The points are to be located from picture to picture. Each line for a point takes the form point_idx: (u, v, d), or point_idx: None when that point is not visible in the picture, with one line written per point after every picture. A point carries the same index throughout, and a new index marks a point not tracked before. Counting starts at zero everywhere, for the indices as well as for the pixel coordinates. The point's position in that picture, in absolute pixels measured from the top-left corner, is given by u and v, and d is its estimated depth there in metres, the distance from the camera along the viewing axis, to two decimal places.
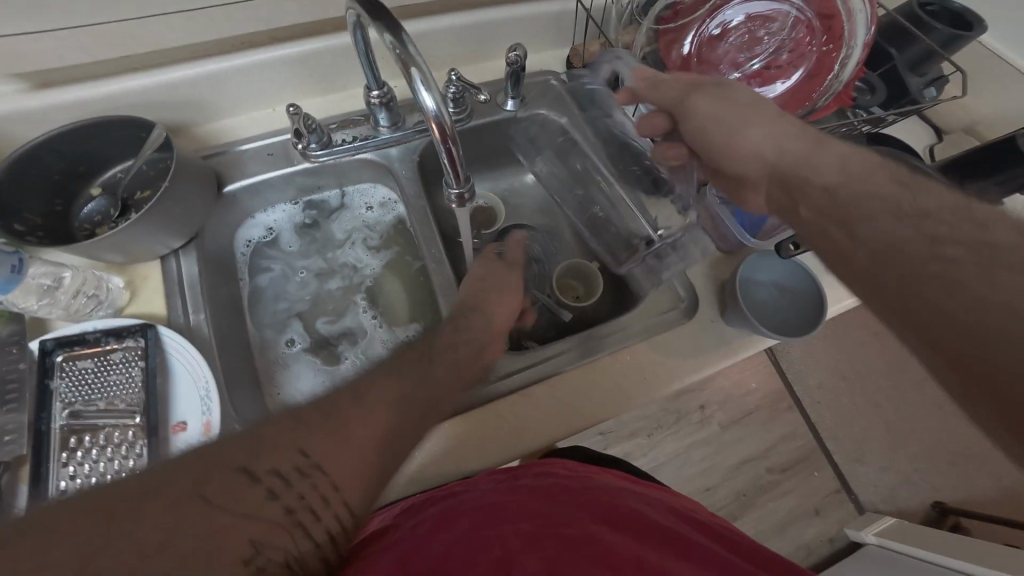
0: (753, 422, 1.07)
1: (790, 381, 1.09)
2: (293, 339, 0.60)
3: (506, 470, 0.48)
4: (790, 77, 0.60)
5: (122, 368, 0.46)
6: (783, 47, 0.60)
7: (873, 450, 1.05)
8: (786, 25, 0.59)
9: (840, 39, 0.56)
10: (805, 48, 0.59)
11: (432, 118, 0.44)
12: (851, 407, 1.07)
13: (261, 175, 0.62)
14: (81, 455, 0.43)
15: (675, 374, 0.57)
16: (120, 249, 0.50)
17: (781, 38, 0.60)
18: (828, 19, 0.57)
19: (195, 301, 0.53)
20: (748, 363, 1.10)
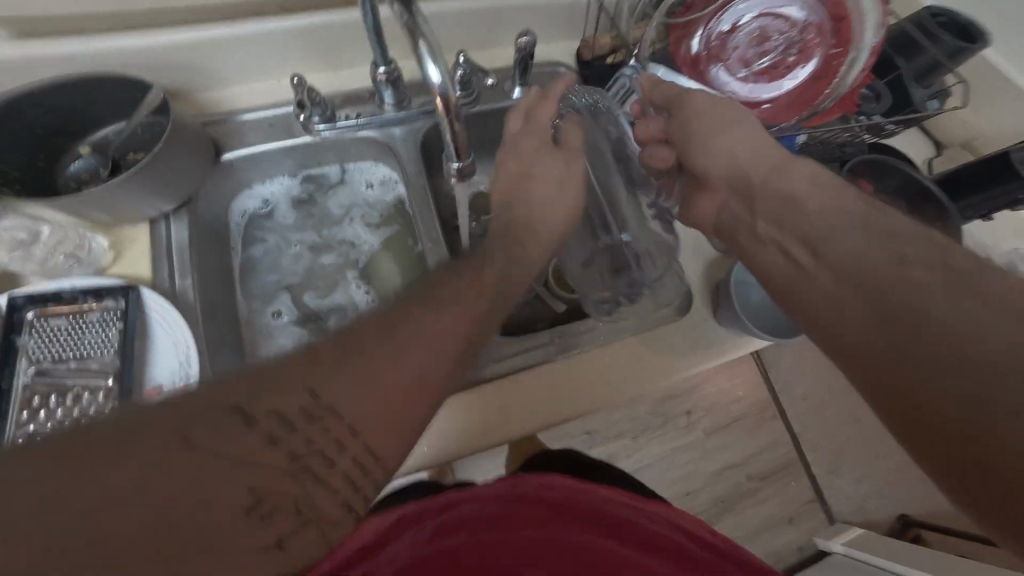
0: (739, 429, 1.08)
1: (777, 391, 1.09)
2: (282, 311, 0.60)
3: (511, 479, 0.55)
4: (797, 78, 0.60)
5: (98, 327, 0.46)
6: (793, 47, 0.59)
7: (851, 462, 1.06)
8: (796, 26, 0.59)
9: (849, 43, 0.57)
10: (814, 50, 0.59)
11: (438, 93, 0.44)
12: (834, 419, 1.08)
13: (262, 146, 0.61)
14: (43, 414, 0.43)
15: (660, 372, 0.58)
16: (107, 209, 0.50)
17: (791, 39, 0.59)
18: (838, 22, 0.57)
19: (182, 266, 0.52)
20: (738, 371, 1.10)
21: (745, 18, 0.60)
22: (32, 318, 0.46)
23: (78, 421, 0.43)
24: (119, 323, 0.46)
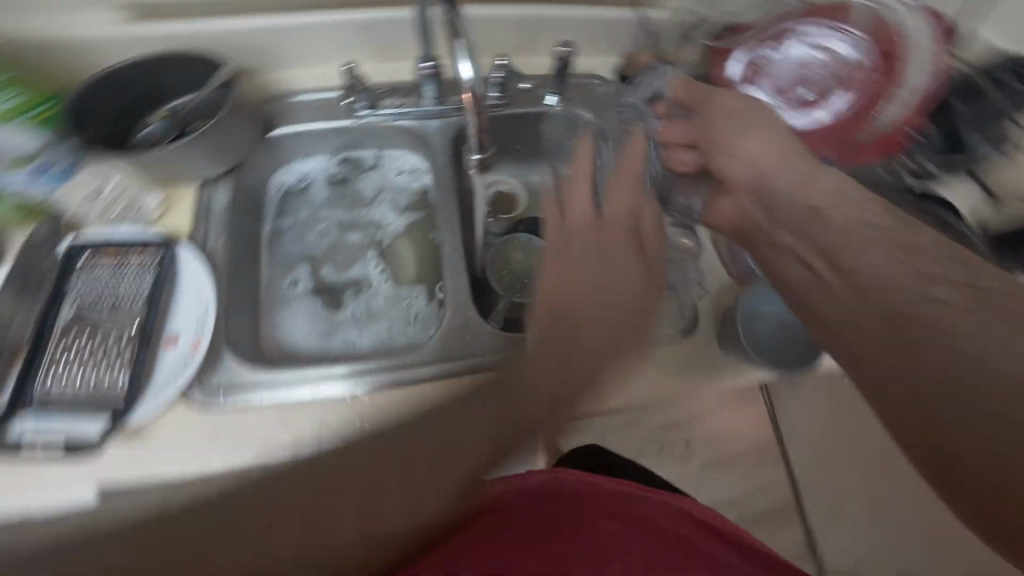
0: (736, 468, 1.05)
1: (782, 435, 1.05)
2: (298, 281, 0.63)
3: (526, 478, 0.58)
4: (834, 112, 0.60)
5: (133, 276, 0.51)
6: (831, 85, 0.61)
7: (852, 519, 1.01)
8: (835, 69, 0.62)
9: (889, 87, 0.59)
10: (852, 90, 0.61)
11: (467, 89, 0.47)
12: (839, 471, 1.03)
13: (308, 125, 0.66)
14: (70, 351, 0.47)
15: (654, 391, 0.58)
16: (163, 166, 0.55)
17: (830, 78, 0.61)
18: (880, 69, 0.60)
19: (218, 227, 0.57)
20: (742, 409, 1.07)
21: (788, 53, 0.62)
22: (83, 263, 0.52)
23: (100, 362, 0.47)
24: (153, 275, 0.52)
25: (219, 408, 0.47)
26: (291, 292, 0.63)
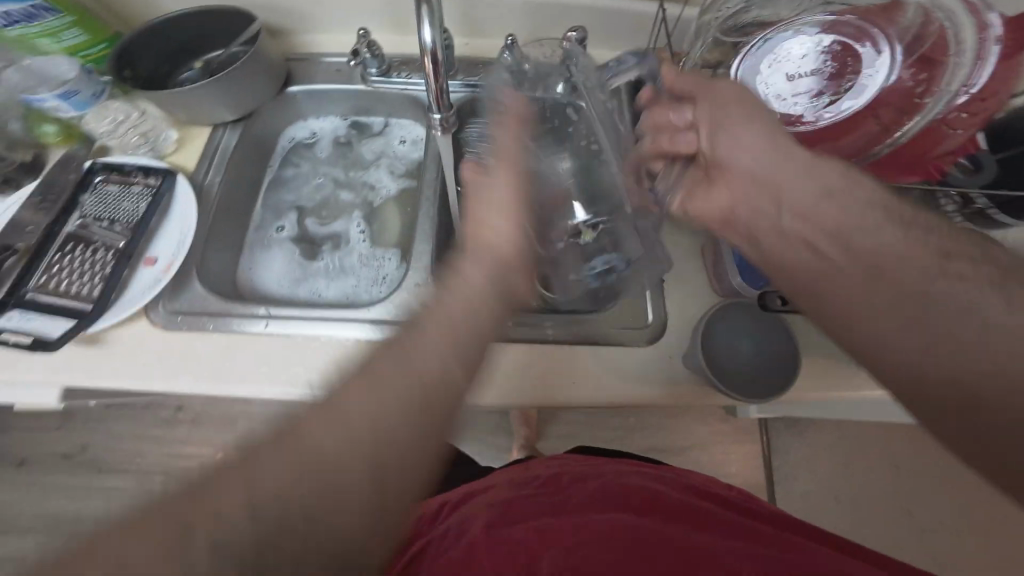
0: None
1: (773, 468, 1.09)
2: (284, 227, 0.68)
3: (519, 465, 0.59)
4: (858, 121, 0.51)
5: (133, 199, 0.56)
6: (855, 83, 0.51)
7: None
8: (867, 63, 0.51)
9: (926, 91, 0.48)
10: (888, 95, 0.50)
11: (427, 51, 0.47)
12: (832, 523, 0.99)
13: (322, 86, 0.69)
14: (64, 257, 0.53)
15: (603, 392, 0.56)
16: (181, 106, 0.60)
17: (855, 74, 0.51)
18: (926, 68, 0.49)
19: (218, 167, 0.62)
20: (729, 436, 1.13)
21: (808, 37, 0.52)
22: (97, 183, 0.58)
23: (84, 270, 0.52)
24: (151, 200, 0.56)
25: (177, 327, 0.52)
26: (275, 236, 0.68)
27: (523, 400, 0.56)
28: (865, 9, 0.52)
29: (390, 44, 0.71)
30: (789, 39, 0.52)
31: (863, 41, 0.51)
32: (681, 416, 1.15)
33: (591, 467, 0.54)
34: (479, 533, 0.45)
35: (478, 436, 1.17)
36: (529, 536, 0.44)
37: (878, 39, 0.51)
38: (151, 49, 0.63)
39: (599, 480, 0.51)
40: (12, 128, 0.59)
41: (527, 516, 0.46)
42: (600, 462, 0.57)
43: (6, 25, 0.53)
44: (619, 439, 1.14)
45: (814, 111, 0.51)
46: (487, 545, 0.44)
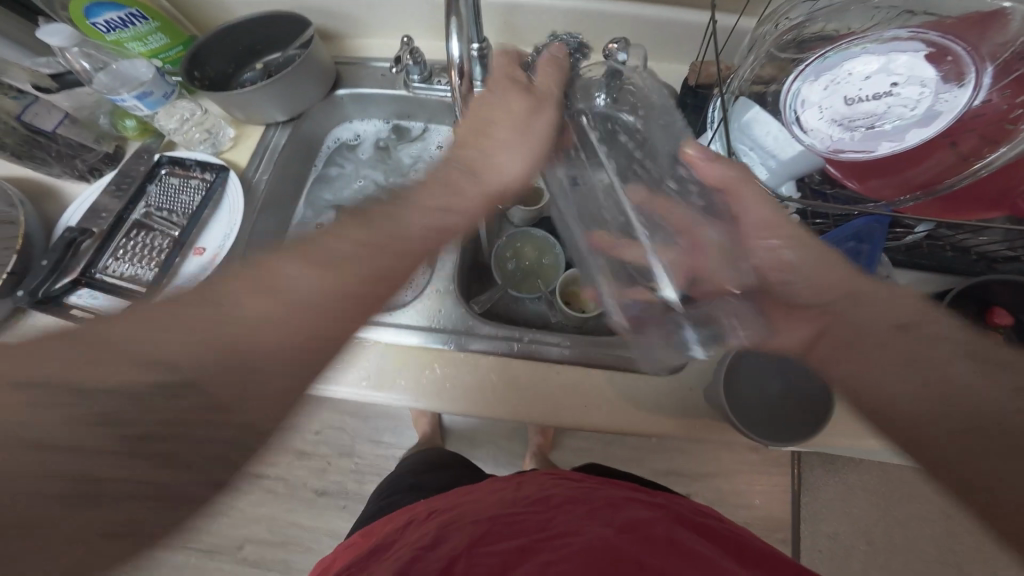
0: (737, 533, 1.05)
1: (797, 503, 1.05)
2: (321, 225, 0.71)
3: (511, 479, 0.60)
4: (928, 153, 0.45)
5: (190, 192, 0.60)
6: (934, 111, 0.42)
7: None
8: (951, 84, 0.42)
9: (1013, 119, 0.43)
10: (969, 120, 0.43)
11: (455, 65, 0.53)
12: None
13: (369, 90, 0.71)
14: (128, 242, 0.57)
15: (620, 420, 0.54)
16: (241, 106, 0.63)
17: (937, 98, 0.42)
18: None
19: (267, 164, 0.65)
20: (754, 468, 1.08)
21: (877, 52, 0.43)
22: (162, 175, 0.61)
23: (147, 256, 0.57)
24: (205, 194, 0.61)
25: None
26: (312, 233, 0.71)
27: (537, 420, 0.55)
28: (954, 22, 0.43)
29: (432, 50, 0.73)
30: (852, 55, 0.44)
31: (944, 56, 0.42)
32: (704, 442, 1.11)
33: (580, 491, 0.55)
34: (460, 549, 0.45)
35: (493, 438, 1.18)
36: (510, 552, 0.44)
37: (965, 54, 0.42)
38: (218, 53, 0.65)
39: (590, 505, 0.51)
40: (100, 122, 0.62)
41: (511, 533, 0.47)
42: (591, 488, 0.56)
43: (105, 31, 0.57)
44: (636, 459, 1.12)
45: (876, 142, 0.44)
46: (468, 561, 0.44)
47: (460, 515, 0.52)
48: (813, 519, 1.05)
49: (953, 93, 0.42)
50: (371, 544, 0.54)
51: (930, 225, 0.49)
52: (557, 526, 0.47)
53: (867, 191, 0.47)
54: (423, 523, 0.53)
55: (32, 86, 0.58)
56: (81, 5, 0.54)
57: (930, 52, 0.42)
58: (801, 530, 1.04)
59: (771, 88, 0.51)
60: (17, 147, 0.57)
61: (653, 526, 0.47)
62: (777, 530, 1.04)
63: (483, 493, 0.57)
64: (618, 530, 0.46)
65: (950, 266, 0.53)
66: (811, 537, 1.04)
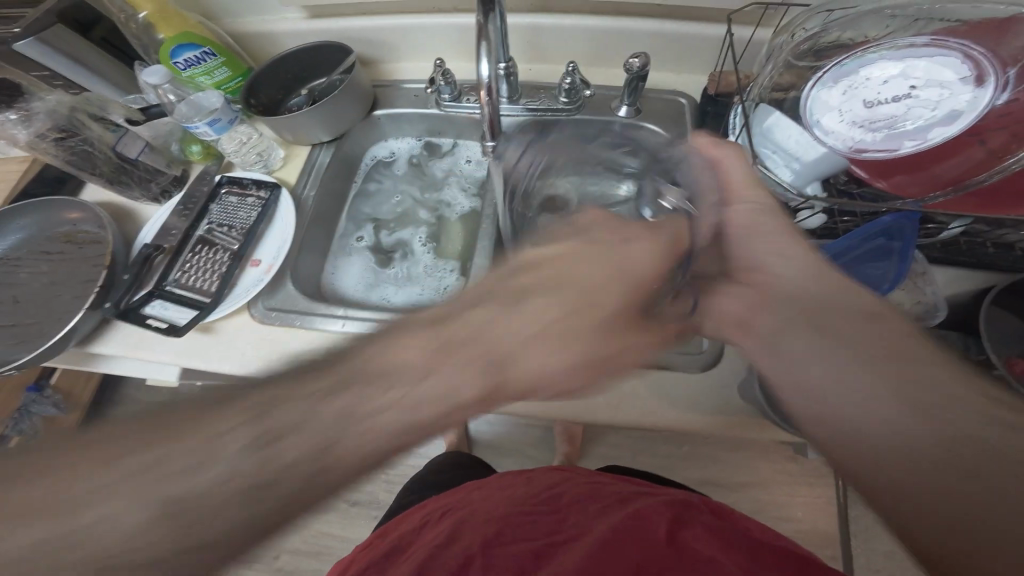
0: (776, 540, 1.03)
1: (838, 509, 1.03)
2: (362, 237, 0.76)
3: (518, 475, 0.62)
4: (954, 151, 0.45)
5: (248, 209, 0.66)
6: (954, 108, 0.44)
7: None
8: (970, 83, 0.44)
9: None
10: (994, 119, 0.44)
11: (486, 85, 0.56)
12: None
13: (403, 110, 0.76)
14: (192, 256, 0.63)
15: (655, 417, 0.56)
16: (291, 129, 0.69)
17: (956, 97, 0.44)
18: None
19: (314, 182, 0.71)
20: (790, 474, 1.06)
21: (892, 57, 0.46)
22: (222, 193, 0.67)
23: (210, 269, 0.62)
24: (262, 210, 0.66)
25: (271, 322, 0.60)
26: (354, 245, 0.76)
27: (573, 418, 0.57)
28: (969, 27, 0.45)
29: (462, 72, 0.77)
30: (869, 62, 0.46)
31: (961, 58, 0.44)
32: (737, 450, 1.11)
33: (589, 489, 0.57)
34: (475, 549, 0.47)
35: (522, 448, 1.20)
36: (526, 553, 0.46)
37: (982, 55, 0.44)
38: (268, 81, 0.71)
39: (599, 502, 0.53)
40: (171, 149, 0.68)
41: (522, 535, 0.48)
42: (599, 484, 0.58)
43: (183, 69, 0.65)
44: (667, 468, 1.12)
45: (899, 141, 0.45)
46: (482, 561, 0.45)
47: (472, 513, 0.54)
48: (861, 533, 1.02)
49: (972, 92, 0.44)
50: (388, 543, 0.56)
51: (965, 220, 0.49)
52: (568, 527, 0.49)
53: (893, 187, 0.48)
54: (437, 522, 0.55)
55: (125, 120, 0.65)
56: (166, 46, 0.62)
57: (946, 55, 0.44)
58: (852, 545, 1.01)
59: (791, 95, 0.53)
60: (110, 174, 0.63)
61: (659, 514, 0.48)
62: (818, 538, 1.02)
63: (492, 490, 0.59)
64: (623, 519, 0.48)
65: (989, 262, 0.53)
66: (859, 549, 1.01)
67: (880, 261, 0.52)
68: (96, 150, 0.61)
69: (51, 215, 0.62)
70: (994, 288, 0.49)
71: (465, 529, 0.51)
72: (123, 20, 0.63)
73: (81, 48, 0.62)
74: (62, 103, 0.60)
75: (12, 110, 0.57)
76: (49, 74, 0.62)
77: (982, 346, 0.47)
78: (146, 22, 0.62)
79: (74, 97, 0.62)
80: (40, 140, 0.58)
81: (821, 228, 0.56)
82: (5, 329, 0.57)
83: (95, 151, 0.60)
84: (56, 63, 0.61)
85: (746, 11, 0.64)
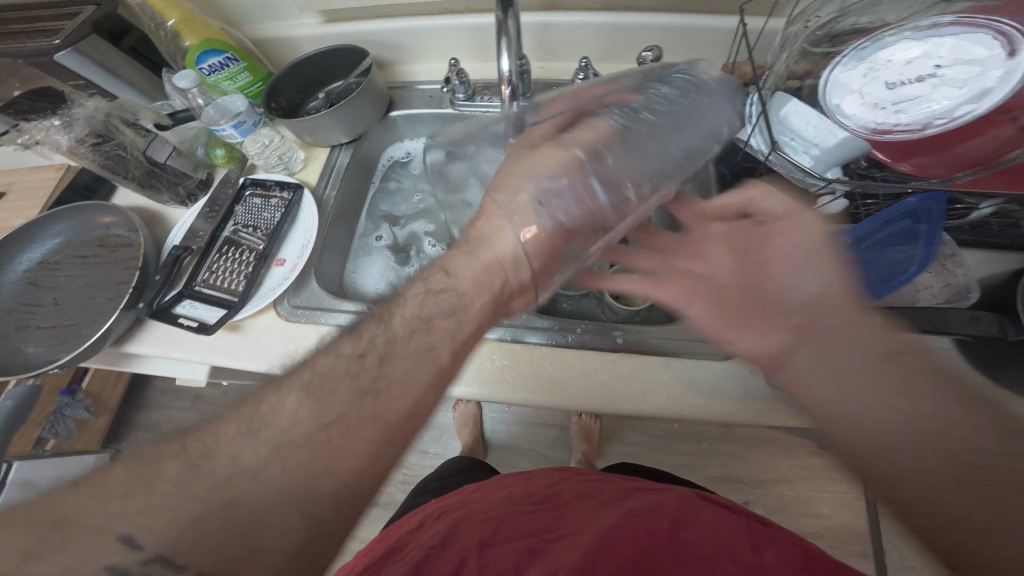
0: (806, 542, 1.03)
1: (870, 508, 1.03)
2: (382, 236, 0.77)
3: (519, 474, 0.62)
4: (990, 131, 0.43)
5: (271, 210, 0.67)
6: (983, 88, 0.43)
7: None
8: (999, 58, 0.43)
9: None
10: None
11: (503, 79, 0.57)
12: None
13: (419, 110, 0.77)
14: (219, 257, 0.64)
15: (679, 406, 0.56)
16: (311, 131, 0.70)
17: (983, 74, 0.43)
18: None
19: (334, 182, 0.72)
20: (813, 473, 1.07)
21: (914, 39, 0.46)
22: (247, 196, 0.69)
23: (237, 269, 0.63)
24: (285, 210, 0.67)
25: (297, 318, 0.61)
26: (374, 244, 0.77)
27: (595, 409, 0.57)
28: (994, 5, 0.45)
29: (476, 71, 0.78)
30: (891, 43, 0.46)
31: (989, 36, 0.43)
32: (756, 447, 1.10)
33: (587, 487, 0.57)
34: (471, 550, 0.47)
35: (537, 448, 1.20)
36: (519, 553, 0.46)
37: (1013, 32, 0.43)
38: (288, 85, 0.73)
39: (596, 501, 0.53)
40: (197, 153, 0.71)
41: (520, 532, 0.49)
42: (599, 481, 0.58)
43: (207, 74, 0.66)
44: (688, 467, 1.12)
45: (922, 124, 0.45)
46: (480, 561, 0.46)
47: (468, 514, 0.54)
48: (892, 531, 1.01)
49: (1002, 68, 0.42)
50: (388, 544, 0.55)
51: (994, 201, 0.49)
52: (567, 525, 0.49)
53: (916, 169, 0.47)
54: (434, 523, 0.55)
55: (154, 125, 0.67)
56: (191, 53, 0.64)
57: (971, 33, 0.44)
58: (884, 543, 1.01)
59: (807, 82, 0.53)
60: (141, 178, 0.65)
61: (657, 514, 0.47)
62: (850, 539, 1.02)
63: (491, 490, 0.59)
64: (621, 518, 0.47)
65: (1018, 244, 0.53)
66: (890, 548, 1.01)
67: (906, 245, 0.52)
68: (128, 156, 0.63)
69: (86, 219, 0.64)
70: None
71: (475, 521, 0.52)
72: (155, 28, 0.68)
73: (113, 57, 0.64)
74: (98, 109, 0.61)
75: (57, 115, 0.60)
76: (84, 84, 0.63)
77: (1021, 324, 0.44)
78: (173, 30, 0.65)
79: (109, 103, 0.63)
80: (79, 146, 0.60)
81: (842, 213, 0.56)
82: (47, 330, 0.59)
83: (129, 156, 0.62)
84: (97, 76, 0.63)
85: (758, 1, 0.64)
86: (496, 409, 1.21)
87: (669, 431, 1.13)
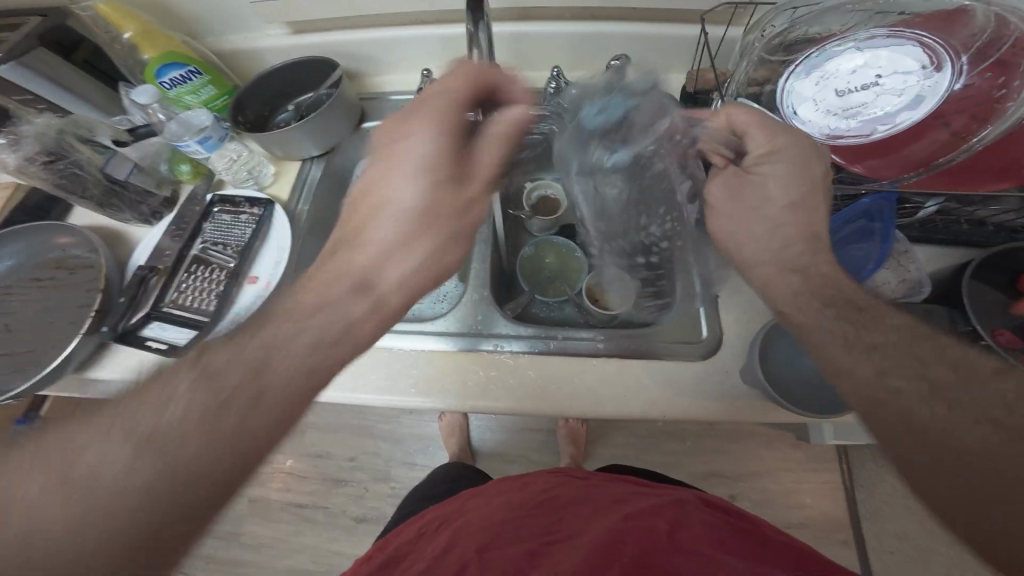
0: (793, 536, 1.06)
1: (851, 496, 1.07)
2: None
3: (517, 479, 0.61)
4: (924, 137, 0.48)
5: (242, 226, 0.65)
6: (917, 94, 0.47)
7: None
8: (930, 66, 0.46)
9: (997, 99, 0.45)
10: (958, 103, 0.46)
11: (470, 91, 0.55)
12: None
13: None
14: (187, 276, 0.63)
15: (659, 407, 0.57)
16: (278, 144, 0.68)
17: (915, 82, 0.46)
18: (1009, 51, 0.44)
19: (307, 194, 0.71)
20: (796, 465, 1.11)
21: (855, 48, 0.48)
22: (215, 213, 0.67)
23: (206, 292, 0.62)
24: (255, 227, 0.65)
25: None
26: None
27: (578, 412, 0.58)
28: (923, 19, 0.47)
29: None
30: (838, 52, 0.48)
31: (916, 46, 0.46)
32: (739, 443, 1.13)
33: (581, 491, 0.56)
34: (470, 554, 0.47)
35: (524, 454, 1.19)
36: (518, 557, 0.46)
37: (936, 43, 0.46)
38: (255, 98, 0.71)
39: (593, 504, 0.53)
40: (160, 169, 0.68)
41: (519, 537, 0.49)
42: (592, 484, 0.58)
43: (169, 88, 0.65)
44: (674, 464, 1.13)
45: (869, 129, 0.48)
46: (480, 565, 0.46)
47: (463, 525, 0.53)
48: (873, 517, 1.05)
49: (931, 78, 0.46)
50: (384, 555, 0.55)
51: (940, 199, 0.52)
52: (565, 529, 0.49)
53: (868, 171, 0.50)
54: (433, 535, 0.54)
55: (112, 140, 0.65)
56: (152, 66, 0.62)
57: (901, 45, 0.47)
58: (864, 529, 1.05)
59: (766, 90, 0.54)
60: (99, 197, 0.62)
61: (655, 516, 0.48)
62: (833, 528, 1.06)
63: (487, 497, 0.58)
64: (621, 521, 0.48)
65: (965, 238, 0.57)
66: (872, 534, 1.05)
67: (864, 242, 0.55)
68: (85, 173, 0.61)
69: (41, 240, 0.61)
70: (970, 264, 0.51)
71: (473, 529, 0.51)
72: (110, 41, 0.66)
73: (64, 71, 0.62)
74: (51, 126, 0.60)
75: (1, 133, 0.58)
76: (34, 99, 0.61)
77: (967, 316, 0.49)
78: (131, 42, 0.63)
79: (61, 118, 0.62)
80: (30, 165, 0.58)
81: None
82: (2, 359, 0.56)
83: (86, 174, 0.61)
84: (44, 90, 0.61)
85: (718, 10, 0.66)
86: (481, 417, 1.21)
87: (654, 430, 1.16)
